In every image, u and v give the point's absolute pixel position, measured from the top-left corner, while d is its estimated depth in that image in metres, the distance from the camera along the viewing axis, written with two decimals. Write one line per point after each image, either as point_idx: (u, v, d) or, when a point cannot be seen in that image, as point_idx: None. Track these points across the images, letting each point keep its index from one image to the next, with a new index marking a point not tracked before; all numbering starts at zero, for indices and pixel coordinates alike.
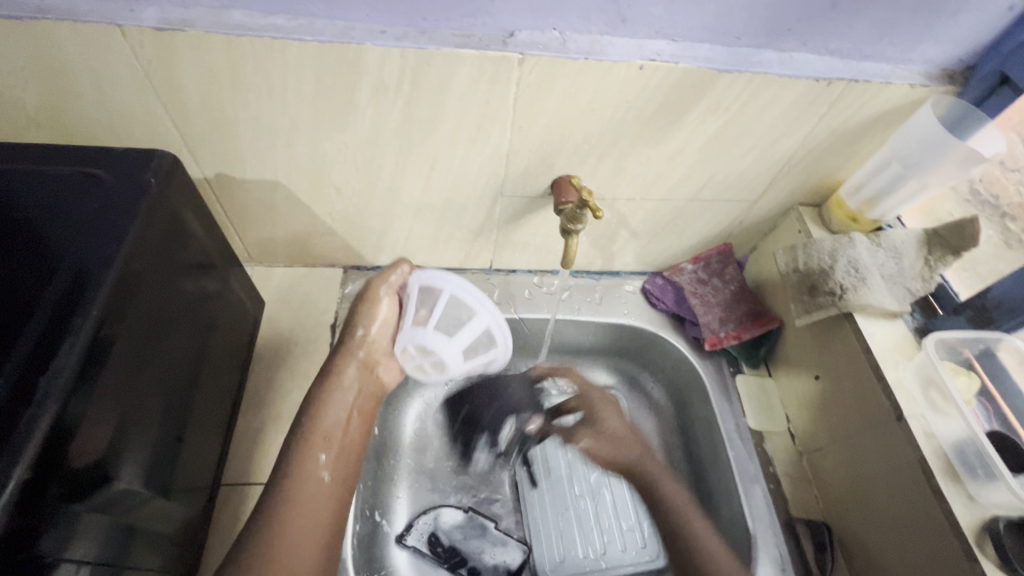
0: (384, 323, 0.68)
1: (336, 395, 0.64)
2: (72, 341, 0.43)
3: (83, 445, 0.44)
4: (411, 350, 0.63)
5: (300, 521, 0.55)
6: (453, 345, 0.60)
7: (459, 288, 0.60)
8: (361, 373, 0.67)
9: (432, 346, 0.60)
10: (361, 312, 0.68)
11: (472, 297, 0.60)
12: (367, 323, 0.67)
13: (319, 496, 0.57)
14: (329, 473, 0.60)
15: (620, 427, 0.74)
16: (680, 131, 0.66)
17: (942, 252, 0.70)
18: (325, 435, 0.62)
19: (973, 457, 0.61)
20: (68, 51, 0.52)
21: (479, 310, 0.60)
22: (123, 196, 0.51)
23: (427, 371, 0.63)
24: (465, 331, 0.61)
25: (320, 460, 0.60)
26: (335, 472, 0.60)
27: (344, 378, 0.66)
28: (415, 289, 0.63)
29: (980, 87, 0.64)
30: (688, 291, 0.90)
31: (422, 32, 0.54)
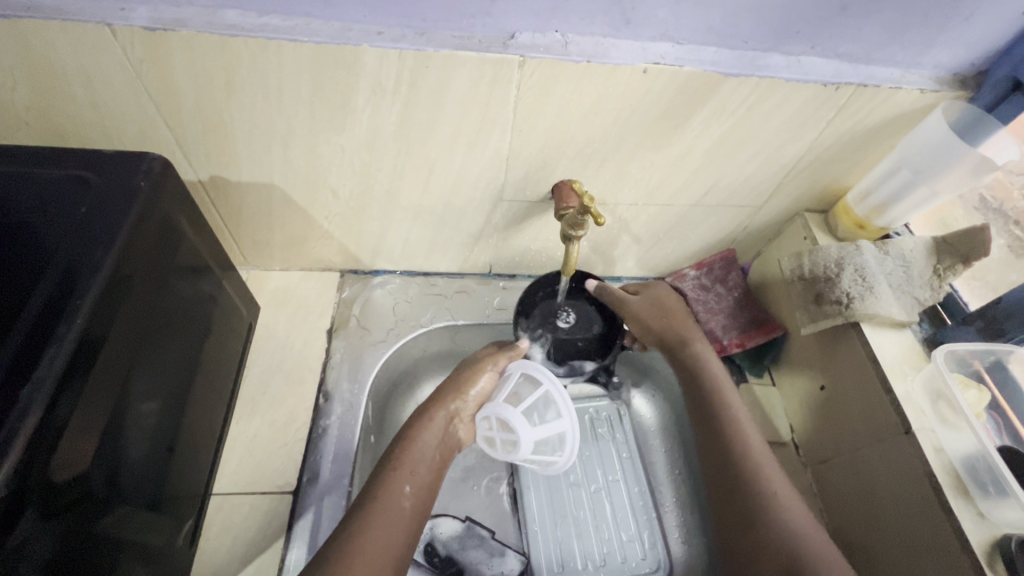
0: (482, 392, 0.69)
1: (423, 438, 0.63)
2: (53, 352, 0.42)
3: (66, 457, 0.42)
4: (494, 419, 0.68)
5: (387, 526, 0.55)
6: (532, 433, 0.66)
7: (553, 389, 0.67)
8: (446, 426, 0.66)
9: (516, 424, 0.65)
10: (463, 378, 0.69)
11: (562, 402, 0.67)
12: (467, 389, 0.68)
13: (404, 514, 0.57)
14: (409, 505, 0.58)
15: (668, 294, 0.78)
16: (684, 136, 0.65)
17: (952, 261, 0.69)
18: (412, 470, 0.60)
19: (985, 474, 0.59)
20: (57, 50, 0.51)
21: (565, 417, 0.68)
22: (112, 200, 0.50)
23: (501, 443, 0.68)
24: (548, 427, 0.68)
25: (409, 482, 0.59)
26: (414, 505, 0.58)
27: (434, 425, 0.65)
28: (516, 372, 0.69)
29: (993, 92, 0.62)
30: (691, 298, 0.87)
31: (421, 33, 0.53)
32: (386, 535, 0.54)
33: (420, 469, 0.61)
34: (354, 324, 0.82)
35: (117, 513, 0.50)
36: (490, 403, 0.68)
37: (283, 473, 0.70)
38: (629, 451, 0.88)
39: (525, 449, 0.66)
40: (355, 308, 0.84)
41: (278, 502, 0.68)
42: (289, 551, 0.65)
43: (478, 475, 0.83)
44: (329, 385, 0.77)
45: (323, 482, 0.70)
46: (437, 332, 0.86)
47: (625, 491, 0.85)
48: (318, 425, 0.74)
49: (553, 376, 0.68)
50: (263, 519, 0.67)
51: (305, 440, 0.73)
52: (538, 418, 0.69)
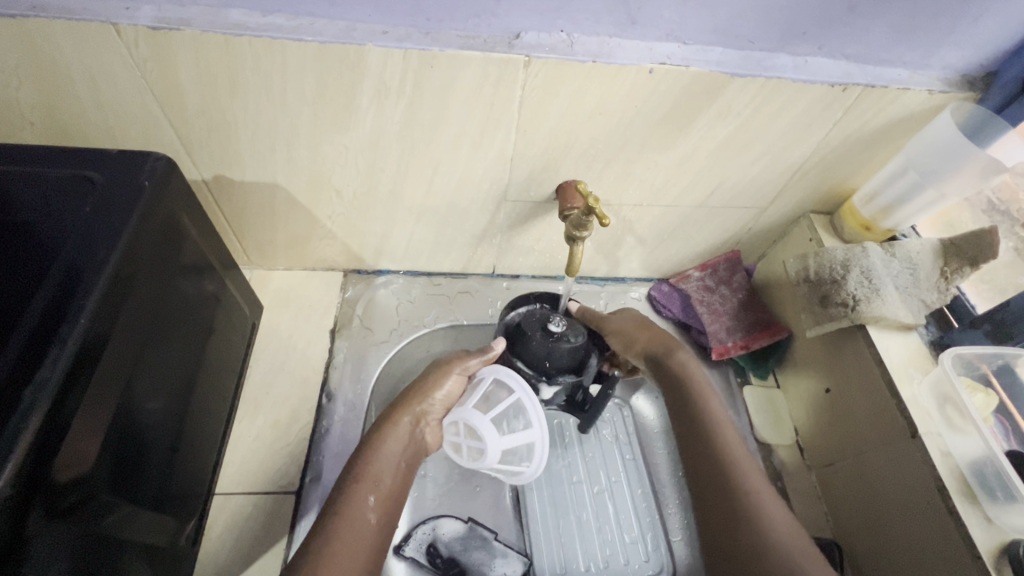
0: (448, 396, 0.68)
1: (386, 445, 0.62)
2: (57, 352, 0.41)
3: (69, 457, 0.42)
4: (462, 425, 0.67)
5: (351, 541, 0.54)
6: (499, 442, 0.65)
7: (524, 397, 0.66)
8: (411, 430, 0.65)
9: (483, 432, 0.65)
10: (428, 382, 0.67)
11: (533, 412, 0.66)
12: (432, 392, 0.67)
13: (369, 522, 0.56)
14: (375, 519, 0.57)
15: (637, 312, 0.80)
16: (689, 137, 0.64)
17: (960, 263, 0.68)
18: (376, 478, 0.60)
19: (993, 479, 0.59)
20: (62, 49, 0.51)
21: (534, 428, 0.66)
22: (117, 200, 0.50)
23: (468, 450, 0.67)
24: (515, 437, 0.66)
25: (372, 490, 0.58)
26: (380, 518, 0.58)
27: (399, 430, 0.64)
28: (487, 379, 0.68)
29: (1001, 94, 0.62)
30: (695, 299, 0.88)
31: (426, 32, 0.53)
32: (355, 546, 0.54)
33: (382, 478, 0.60)
34: (357, 325, 0.82)
35: (120, 515, 0.50)
36: (458, 409, 0.67)
37: (286, 472, 0.70)
38: (632, 453, 0.87)
39: (492, 458, 0.65)
40: (358, 308, 0.84)
41: (281, 502, 0.68)
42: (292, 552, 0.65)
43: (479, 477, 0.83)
44: (333, 385, 0.77)
45: (326, 483, 0.70)
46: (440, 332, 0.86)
47: (628, 493, 0.84)
48: (321, 426, 0.74)
49: (525, 383, 0.67)
50: (266, 519, 0.67)
51: (308, 440, 0.73)
52: (507, 427, 0.68)
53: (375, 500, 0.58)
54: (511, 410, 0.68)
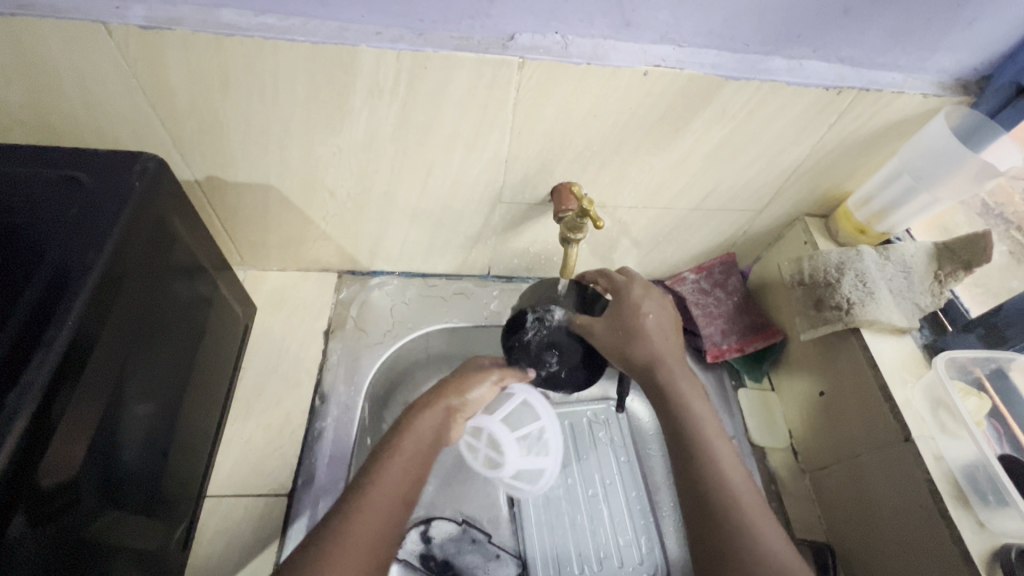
0: (481, 397, 0.66)
1: (420, 423, 0.60)
2: (43, 355, 0.41)
3: (55, 461, 0.42)
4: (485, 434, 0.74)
5: (371, 521, 0.50)
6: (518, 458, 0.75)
7: (550, 425, 0.76)
8: (446, 421, 0.63)
9: (507, 449, 0.74)
10: (465, 376, 0.67)
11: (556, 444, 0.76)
12: (468, 388, 0.65)
13: (391, 500, 0.53)
14: (403, 498, 0.54)
15: (637, 304, 0.64)
16: (684, 140, 0.64)
17: (953, 267, 0.68)
18: (410, 459, 0.57)
19: (986, 484, 0.59)
20: (51, 48, 0.50)
21: (552, 455, 0.76)
22: (105, 201, 0.49)
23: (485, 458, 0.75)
24: (533, 460, 0.75)
25: (406, 466, 0.56)
26: (407, 498, 0.54)
27: (435, 414, 0.62)
28: (517, 398, 0.75)
29: (995, 99, 0.62)
30: (690, 302, 0.86)
31: (419, 33, 0.52)
32: (370, 537, 0.50)
33: (415, 453, 0.57)
34: (351, 326, 0.82)
35: (108, 518, 0.50)
36: (488, 417, 0.74)
37: (278, 475, 0.70)
38: (626, 455, 0.87)
39: (507, 473, 0.74)
40: (351, 310, 0.83)
41: (273, 505, 0.68)
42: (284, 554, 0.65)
43: (472, 479, 0.83)
44: (325, 387, 0.77)
45: (318, 485, 0.69)
46: (434, 334, 0.85)
47: (622, 495, 0.84)
48: (314, 428, 0.73)
49: (551, 413, 0.76)
50: (258, 522, 0.67)
51: (300, 443, 0.72)
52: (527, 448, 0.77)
53: (405, 477, 0.55)
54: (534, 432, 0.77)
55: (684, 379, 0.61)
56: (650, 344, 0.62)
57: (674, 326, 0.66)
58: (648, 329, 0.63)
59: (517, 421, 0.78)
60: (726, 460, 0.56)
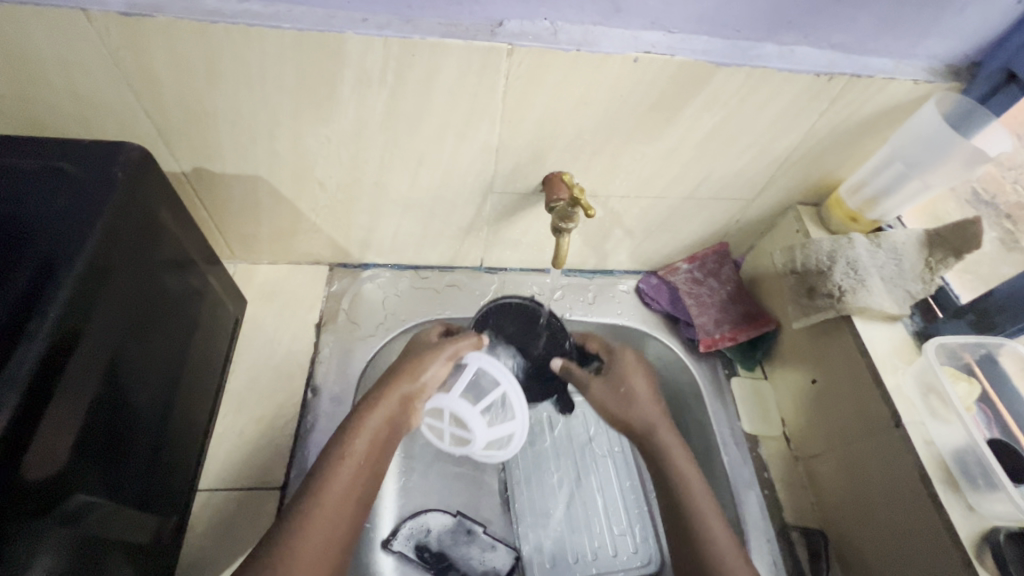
0: (436, 376, 0.63)
1: (371, 423, 0.58)
2: (26, 347, 0.41)
3: (41, 454, 0.41)
4: (446, 413, 0.68)
5: (325, 517, 0.51)
6: (487, 433, 0.68)
7: (510, 388, 0.69)
8: (401, 408, 0.60)
9: (473, 426, 0.67)
10: (418, 359, 0.63)
11: (519, 408, 0.70)
12: (420, 372, 0.62)
13: (348, 503, 0.53)
14: (352, 488, 0.55)
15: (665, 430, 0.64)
16: (676, 127, 0.64)
17: (944, 253, 0.68)
18: (362, 454, 0.56)
19: (975, 467, 0.60)
20: (32, 38, 0.49)
21: (518, 419, 0.70)
22: (88, 191, 0.49)
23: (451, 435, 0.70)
24: (503, 426, 0.70)
25: (349, 466, 0.55)
26: (358, 486, 0.55)
27: (386, 403, 0.59)
28: (472, 368, 0.68)
29: (986, 85, 0.62)
30: (683, 292, 0.88)
31: (408, 20, 0.52)
32: (320, 535, 0.50)
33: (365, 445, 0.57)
34: (343, 319, 0.81)
35: (100, 511, 0.49)
36: (444, 396, 0.67)
37: (271, 468, 0.70)
38: (621, 446, 0.87)
39: (479, 446, 0.69)
40: (343, 302, 0.83)
41: (266, 498, 0.68)
42: None
43: (467, 470, 0.82)
44: (318, 380, 0.76)
45: None
46: (427, 326, 0.85)
47: (616, 485, 0.84)
48: (306, 421, 0.73)
49: (510, 375, 0.69)
50: (251, 514, 0.67)
51: (293, 436, 0.72)
52: (494, 417, 0.70)
53: (352, 482, 0.55)
54: (496, 400, 0.69)
55: (673, 439, 0.64)
56: (641, 405, 0.65)
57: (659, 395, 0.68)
58: (642, 398, 0.66)
59: (478, 392, 0.70)
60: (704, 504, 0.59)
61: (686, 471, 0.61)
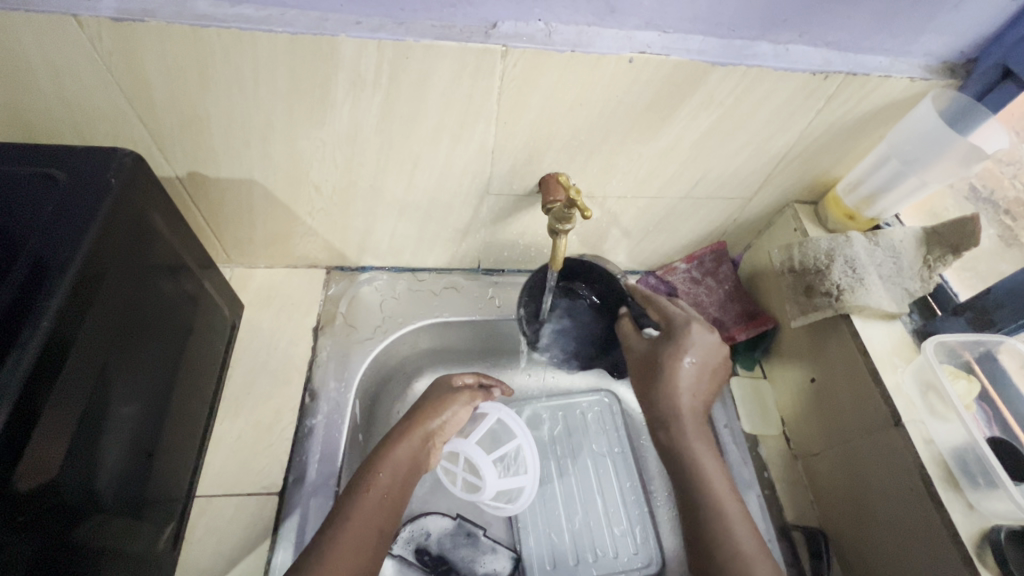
0: (456, 418, 0.69)
1: (395, 455, 0.62)
2: (17, 357, 0.40)
3: (33, 464, 0.41)
4: (460, 458, 0.72)
5: (352, 547, 0.54)
6: (497, 483, 0.72)
7: (525, 443, 0.76)
8: (422, 446, 0.65)
9: (485, 471, 0.71)
10: (443, 399, 0.69)
11: (531, 459, 0.76)
12: (443, 409, 0.68)
13: (371, 526, 0.57)
14: (379, 525, 0.57)
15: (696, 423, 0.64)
16: (672, 127, 0.64)
17: (942, 251, 0.68)
18: (384, 491, 0.59)
19: (975, 466, 0.59)
20: (22, 43, 0.49)
21: (530, 473, 0.76)
22: (80, 197, 0.48)
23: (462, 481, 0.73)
24: (512, 479, 0.74)
25: (375, 494, 0.59)
26: (382, 523, 0.58)
27: (410, 442, 0.64)
28: (490, 419, 0.75)
29: (981, 82, 0.62)
30: (682, 291, 0.87)
31: (401, 22, 0.52)
32: (351, 556, 0.54)
33: (386, 477, 0.60)
34: (340, 322, 0.81)
35: (91, 520, 0.49)
36: (460, 441, 0.72)
37: (268, 474, 0.69)
38: (621, 445, 0.87)
39: (488, 496, 0.72)
40: (341, 305, 0.83)
41: (264, 503, 0.67)
42: (275, 553, 0.64)
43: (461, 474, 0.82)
44: (315, 384, 0.76)
45: (309, 483, 0.69)
46: (425, 328, 0.84)
47: (617, 486, 0.84)
48: (305, 425, 0.73)
49: (527, 431, 0.77)
50: (248, 521, 0.66)
51: (291, 440, 0.72)
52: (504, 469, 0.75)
53: (379, 511, 0.58)
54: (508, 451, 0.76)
55: (691, 425, 0.64)
56: (674, 389, 0.64)
57: (717, 372, 0.67)
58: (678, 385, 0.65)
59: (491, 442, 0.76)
60: (731, 508, 0.58)
61: (706, 469, 0.61)
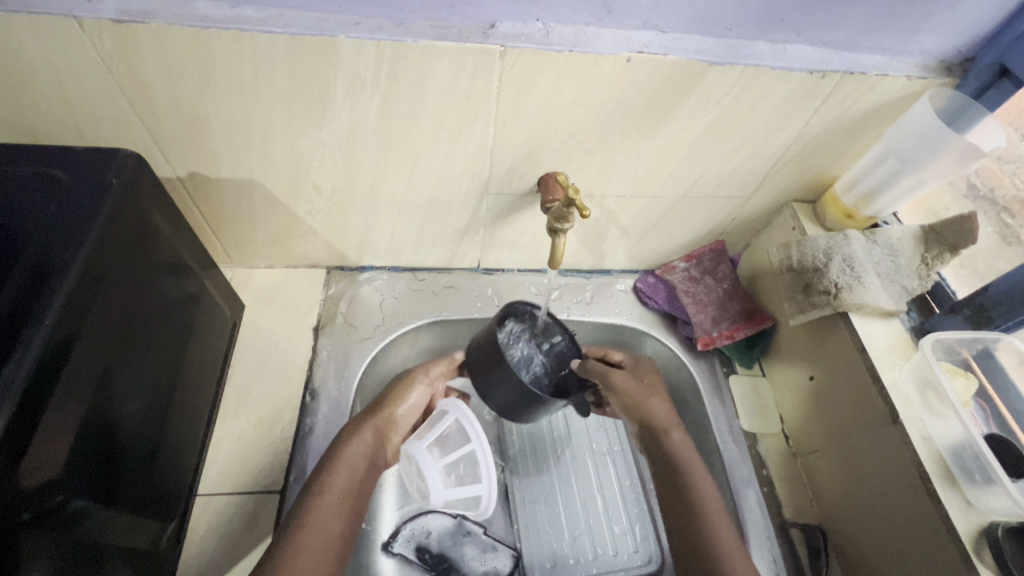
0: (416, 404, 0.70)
1: (348, 453, 0.61)
2: (20, 354, 0.41)
3: (37, 461, 0.42)
4: (414, 463, 0.72)
5: (315, 551, 0.53)
6: (444, 493, 0.71)
7: (479, 449, 0.71)
8: (376, 443, 0.64)
9: (429, 482, 0.70)
10: (400, 391, 0.69)
11: (483, 468, 0.71)
12: (399, 403, 0.68)
13: (334, 526, 0.56)
14: (338, 528, 0.56)
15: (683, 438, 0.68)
16: (670, 126, 0.64)
17: (940, 249, 0.68)
18: (341, 494, 0.58)
19: (972, 462, 0.60)
20: (24, 45, 0.49)
21: (483, 481, 0.71)
22: (82, 197, 0.49)
23: (418, 486, 0.73)
24: (463, 489, 0.71)
25: (332, 494, 0.57)
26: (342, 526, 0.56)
27: (363, 438, 0.63)
28: (448, 423, 0.72)
29: (976, 82, 0.62)
30: (680, 290, 0.88)
31: (400, 23, 0.52)
32: (314, 563, 0.52)
33: (341, 478, 0.59)
34: (340, 322, 0.82)
35: (96, 518, 0.50)
36: (413, 445, 0.71)
37: (269, 473, 0.70)
38: (621, 444, 0.88)
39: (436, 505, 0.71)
40: (341, 305, 0.83)
41: (265, 502, 0.68)
42: None
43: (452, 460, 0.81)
44: (316, 383, 0.76)
45: None
46: (425, 327, 0.85)
47: (616, 484, 0.85)
48: (305, 424, 0.73)
49: (482, 436, 0.71)
50: (249, 519, 0.66)
51: (292, 439, 0.72)
52: (457, 478, 0.72)
53: (338, 513, 0.57)
54: (461, 460, 0.72)
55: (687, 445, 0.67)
56: (663, 409, 0.69)
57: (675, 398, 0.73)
58: (648, 398, 0.69)
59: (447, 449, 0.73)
60: (712, 505, 0.62)
61: (686, 466, 0.65)
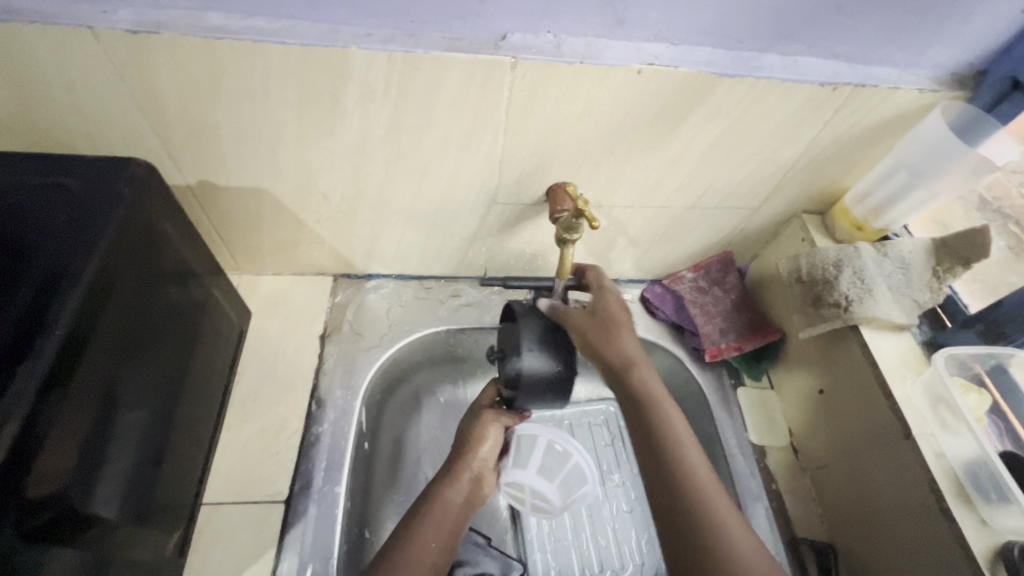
0: (494, 444, 0.71)
1: (445, 496, 0.65)
2: (31, 365, 0.41)
3: (45, 471, 0.42)
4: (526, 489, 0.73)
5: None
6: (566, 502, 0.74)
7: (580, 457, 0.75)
8: (473, 482, 0.69)
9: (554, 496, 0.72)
10: (476, 435, 0.70)
11: (587, 470, 0.74)
12: (481, 446, 0.70)
13: (442, 540, 0.62)
14: (433, 553, 0.60)
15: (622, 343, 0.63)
16: (680, 137, 0.64)
17: (952, 263, 0.68)
18: (437, 530, 0.62)
19: (987, 480, 0.59)
20: (39, 55, 0.49)
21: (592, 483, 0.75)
22: (93, 206, 0.49)
23: (533, 503, 0.74)
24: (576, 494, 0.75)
25: (431, 534, 0.61)
26: (438, 553, 0.61)
27: (460, 483, 0.67)
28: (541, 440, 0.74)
29: (991, 92, 0.61)
30: (687, 300, 0.87)
31: (411, 34, 0.52)
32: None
33: (437, 518, 0.63)
34: (347, 330, 0.81)
35: (102, 528, 0.49)
36: (522, 472, 0.72)
37: (273, 482, 0.69)
38: (626, 452, 0.87)
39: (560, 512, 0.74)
40: (347, 313, 0.83)
41: (269, 512, 0.67)
42: (281, 562, 0.64)
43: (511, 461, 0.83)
44: (322, 392, 0.76)
45: (315, 491, 0.69)
46: (432, 337, 0.85)
47: (621, 493, 0.84)
48: (311, 433, 0.73)
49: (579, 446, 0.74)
50: (253, 529, 0.66)
51: (297, 449, 0.72)
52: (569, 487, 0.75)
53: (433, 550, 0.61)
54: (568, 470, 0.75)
55: (630, 350, 0.63)
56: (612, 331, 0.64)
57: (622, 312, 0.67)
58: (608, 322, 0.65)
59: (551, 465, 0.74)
60: (666, 405, 0.59)
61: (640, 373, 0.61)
